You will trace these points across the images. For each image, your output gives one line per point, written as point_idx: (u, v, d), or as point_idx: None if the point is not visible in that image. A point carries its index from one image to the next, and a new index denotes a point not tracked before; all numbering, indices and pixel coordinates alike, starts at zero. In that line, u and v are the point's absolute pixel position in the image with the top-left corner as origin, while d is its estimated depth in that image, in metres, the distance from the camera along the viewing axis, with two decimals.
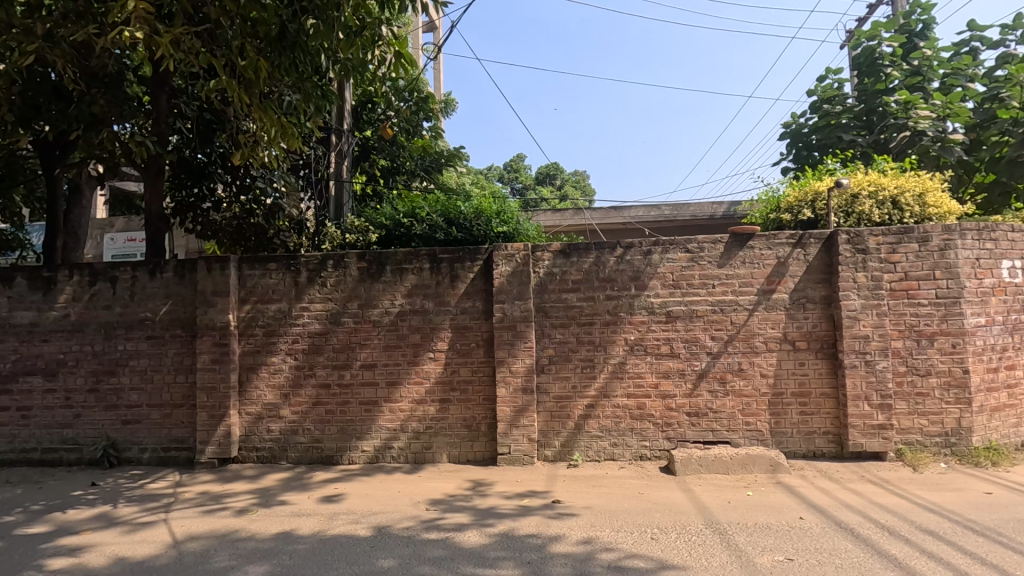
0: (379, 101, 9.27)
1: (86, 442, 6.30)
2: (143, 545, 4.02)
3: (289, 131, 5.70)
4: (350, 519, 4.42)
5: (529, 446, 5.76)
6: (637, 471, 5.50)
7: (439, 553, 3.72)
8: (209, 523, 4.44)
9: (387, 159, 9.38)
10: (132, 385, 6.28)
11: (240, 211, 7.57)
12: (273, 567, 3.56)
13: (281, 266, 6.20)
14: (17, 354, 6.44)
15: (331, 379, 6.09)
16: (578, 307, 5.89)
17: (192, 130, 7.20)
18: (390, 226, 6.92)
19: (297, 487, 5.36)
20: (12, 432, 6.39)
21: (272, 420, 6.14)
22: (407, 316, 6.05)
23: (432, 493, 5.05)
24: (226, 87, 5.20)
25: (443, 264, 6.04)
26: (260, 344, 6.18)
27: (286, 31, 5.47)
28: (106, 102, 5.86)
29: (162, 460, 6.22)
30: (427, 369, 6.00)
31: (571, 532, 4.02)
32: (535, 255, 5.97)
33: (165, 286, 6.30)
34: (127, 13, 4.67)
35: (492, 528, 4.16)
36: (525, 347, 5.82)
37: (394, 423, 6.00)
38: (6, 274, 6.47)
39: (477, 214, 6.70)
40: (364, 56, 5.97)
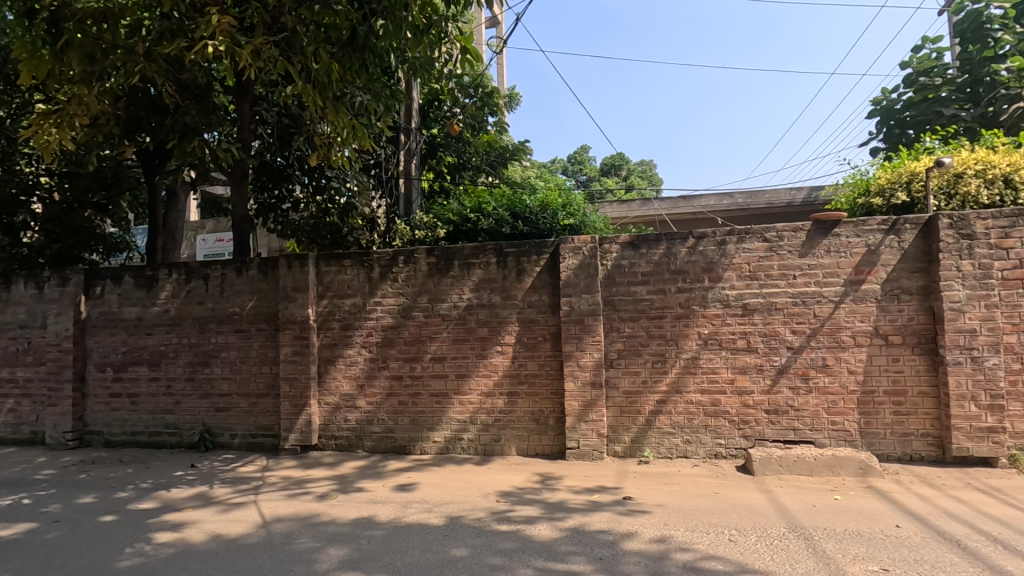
0: (445, 98, 9.42)
1: (185, 427, 6.85)
2: (236, 524, 4.32)
3: (360, 132, 5.95)
4: (423, 508, 4.55)
5: (598, 441, 5.68)
6: (711, 470, 5.29)
7: (511, 545, 3.74)
8: (294, 507, 4.70)
9: (454, 155, 9.51)
10: (223, 375, 6.76)
11: (316, 211, 7.95)
12: (353, 550, 3.71)
13: (356, 263, 6.45)
14: (126, 345, 7.09)
15: (404, 371, 6.28)
16: (648, 300, 5.73)
17: (271, 134, 7.62)
18: (457, 221, 7.02)
19: (373, 475, 5.59)
20: (124, 416, 7.06)
21: (349, 410, 6.41)
22: (475, 310, 6.13)
23: (502, 485, 5.09)
24: (302, 93, 5.49)
25: (509, 258, 6.06)
26: (337, 337, 6.47)
27: (355, 34, 5.67)
28: (196, 113, 6.30)
29: (251, 445, 6.65)
30: (495, 363, 6.05)
31: (645, 530, 3.92)
32: (603, 247, 5.86)
33: (251, 283, 6.71)
34: (212, 29, 5.01)
35: (562, 522, 4.13)
36: (593, 341, 5.74)
37: (463, 415, 6.11)
38: (117, 274, 7.15)
39: (542, 207, 6.74)
40: (430, 54, 6.11)
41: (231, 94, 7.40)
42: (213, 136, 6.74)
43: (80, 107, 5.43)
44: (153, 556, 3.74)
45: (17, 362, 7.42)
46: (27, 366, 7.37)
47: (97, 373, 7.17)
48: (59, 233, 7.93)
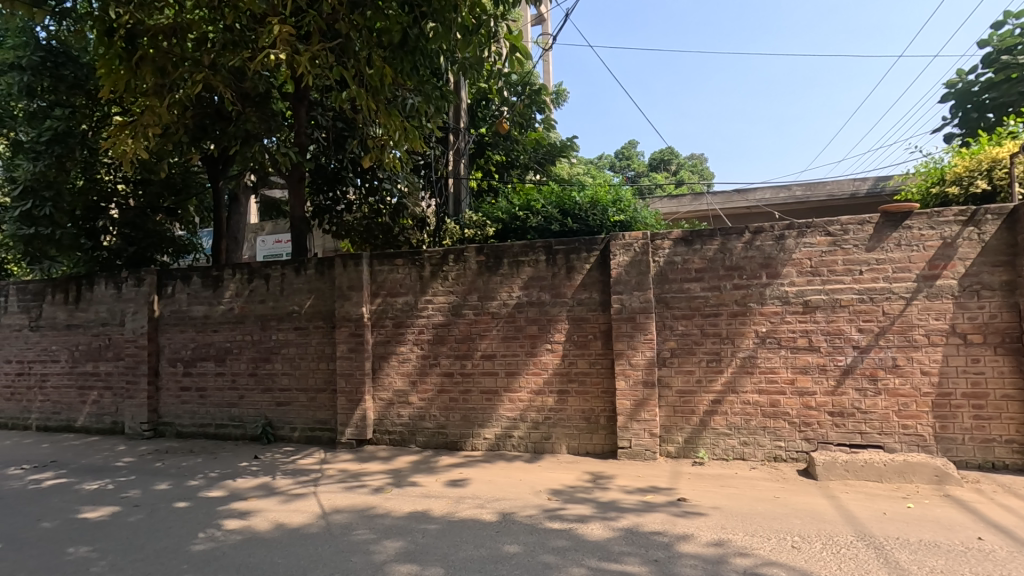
0: (493, 98, 9.45)
1: (249, 420, 7.19)
2: (298, 514, 4.49)
3: (412, 133, 6.10)
4: (475, 504, 4.59)
5: (650, 441, 5.58)
6: (770, 473, 5.09)
7: (564, 543, 3.73)
8: (351, 499, 4.85)
9: (502, 154, 9.54)
10: (283, 370, 7.04)
11: (369, 211, 8.22)
12: (408, 543, 3.79)
13: (407, 262, 6.58)
14: (194, 342, 7.50)
15: (455, 368, 6.36)
16: (702, 298, 5.58)
17: (326, 138, 7.86)
18: (506, 219, 7.05)
19: (426, 470, 5.69)
20: (193, 409, 7.47)
21: (402, 406, 6.55)
22: (524, 308, 6.14)
23: (553, 483, 5.09)
24: (357, 97, 5.64)
25: (559, 256, 6.03)
26: (390, 334, 6.62)
27: (407, 37, 5.78)
28: (257, 120, 6.61)
29: (309, 439, 6.90)
30: (545, 361, 6.04)
31: (702, 533, 3.82)
32: (654, 243, 5.75)
33: (309, 282, 6.96)
34: (273, 38, 5.22)
35: (615, 522, 4.08)
36: (645, 339, 5.64)
37: (513, 412, 6.13)
38: (186, 274, 7.57)
39: (592, 203, 6.73)
40: (480, 53, 6.13)
41: (289, 101, 7.66)
42: (271, 142, 6.98)
43: (152, 117, 5.78)
44: (224, 542, 3.95)
45: (99, 357, 8.00)
46: (108, 360, 7.93)
47: (169, 367, 7.62)
48: (134, 237, 8.50)
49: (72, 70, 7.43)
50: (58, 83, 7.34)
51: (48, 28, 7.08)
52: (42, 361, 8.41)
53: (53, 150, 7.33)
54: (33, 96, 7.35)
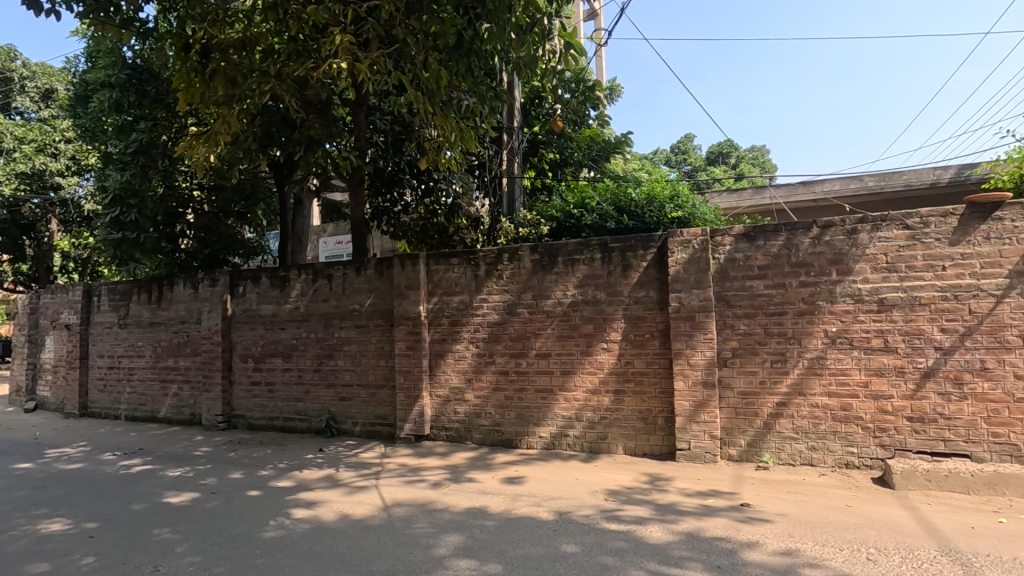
0: (546, 96, 9.44)
1: (314, 414, 7.51)
2: (361, 506, 4.65)
3: (467, 134, 6.22)
4: (532, 502, 4.61)
5: (711, 444, 5.42)
6: (842, 481, 4.83)
7: (622, 545, 3.67)
8: (411, 493, 4.98)
9: (556, 151, 9.50)
10: (345, 366, 7.31)
11: (425, 212, 8.43)
12: (467, 538, 3.85)
13: (462, 261, 6.67)
14: (264, 339, 7.90)
15: (510, 366, 6.40)
16: (765, 296, 5.36)
17: (385, 142, 8.07)
18: (561, 217, 7.03)
19: (482, 466, 5.76)
20: (263, 402, 7.88)
21: (458, 403, 6.66)
22: (580, 307, 6.10)
23: (609, 483, 5.03)
24: (414, 101, 5.80)
25: (614, 253, 5.96)
26: (446, 333, 6.74)
27: (462, 39, 5.85)
28: (320, 126, 6.88)
29: (370, 433, 7.13)
30: (601, 360, 5.98)
31: (768, 541, 3.67)
32: (714, 240, 5.57)
33: (369, 282, 7.19)
34: (336, 48, 5.45)
35: (675, 525, 3.99)
36: (705, 339, 5.48)
37: (569, 412, 6.11)
38: (256, 274, 7.99)
39: (649, 200, 6.63)
40: (535, 52, 6.14)
41: (349, 107, 7.92)
42: (332, 147, 7.25)
43: (224, 126, 6.13)
44: (293, 530, 4.14)
45: (179, 352, 8.57)
46: (187, 356, 8.49)
47: (241, 363, 8.05)
48: (209, 240, 9.07)
49: (154, 86, 7.97)
50: (142, 98, 7.90)
51: (132, 48, 7.66)
52: (129, 356, 9.10)
53: (137, 161, 7.89)
54: (121, 111, 7.94)
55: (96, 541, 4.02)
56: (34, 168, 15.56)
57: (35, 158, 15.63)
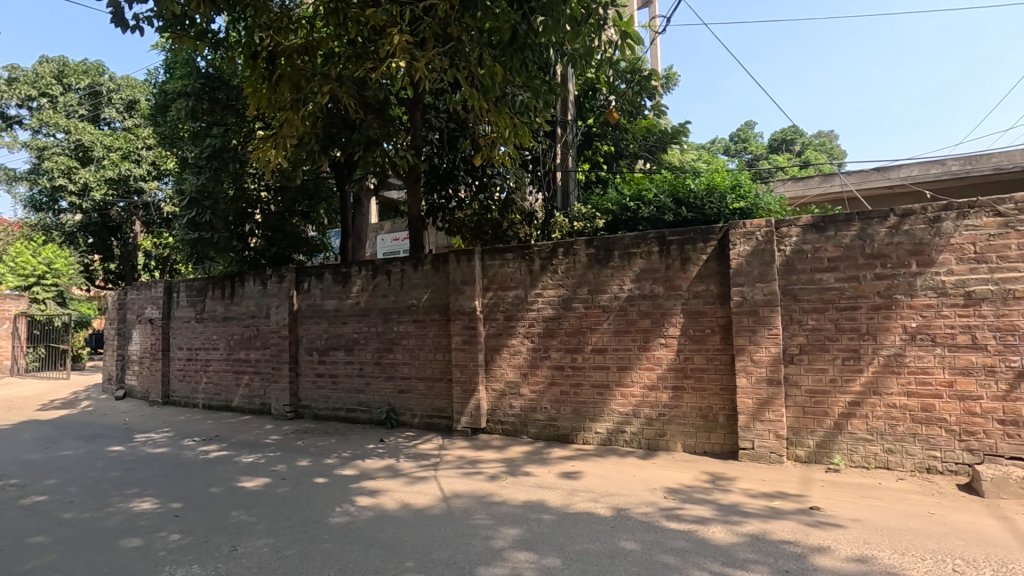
0: (601, 88, 9.31)
1: (374, 405, 7.76)
2: (421, 496, 4.78)
3: (521, 129, 6.29)
4: (589, 497, 4.59)
5: (776, 443, 5.20)
6: (923, 486, 4.53)
7: (683, 544, 3.60)
8: (469, 485, 5.06)
9: (610, 144, 9.39)
10: (404, 360, 7.50)
11: (478, 208, 8.53)
12: (525, 531, 3.87)
13: (517, 256, 6.69)
14: (327, 333, 8.22)
15: (565, 361, 6.38)
16: (836, 289, 5.08)
17: (440, 140, 8.22)
18: (617, 210, 6.92)
19: (538, 460, 5.78)
20: (327, 394, 8.21)
21: (514, 397, 6.70)
22: (636, 301, 5.99)
23: (669, 481, 4.93)
24: (469, 97, 5.92)
25: (672, 247, 5.81)
26: (501, 327, 6.79)
27: (515, 34, 5.80)
28: (378, 126, 7.08)
29: (428, 425, 7.29)
30: (659, 355, 5.86)
31: (841, 547, 3.49)
32: (780, 231, 5.33)
33: (426, 278, 7.34)
34: (394, 48, 5.60)
35: (739, 527, 3.87)
36: (769, 334, 5.26)
37: (626, 407, 6.02)
38: (319, 271, 8.32)
39: (709, 190, 6.45)
40: (590, 43, 6.06)
41: (406, 106, 8.02)
42: (389, 147, 7.46)
43: (289, 129, 6.43)
44: (357, 517, 4.30)
45: (250, 345, 9.05)
46: (257, 349, 8.96)
47: (307, 355, 8.42)
48: (276, 238, 9.57)
49: (225, 93, 8.42)
50: (214, 105, 8.38)
51: (205, 58, 8.11)
52: (206, 349, 9.70)
53: (211, 164, 8.38)
54: (196, 118, 8.49)
55: (181, 520, 4.33)
56: (120, 174, 16.91)
57: (121, 165, 16.93)
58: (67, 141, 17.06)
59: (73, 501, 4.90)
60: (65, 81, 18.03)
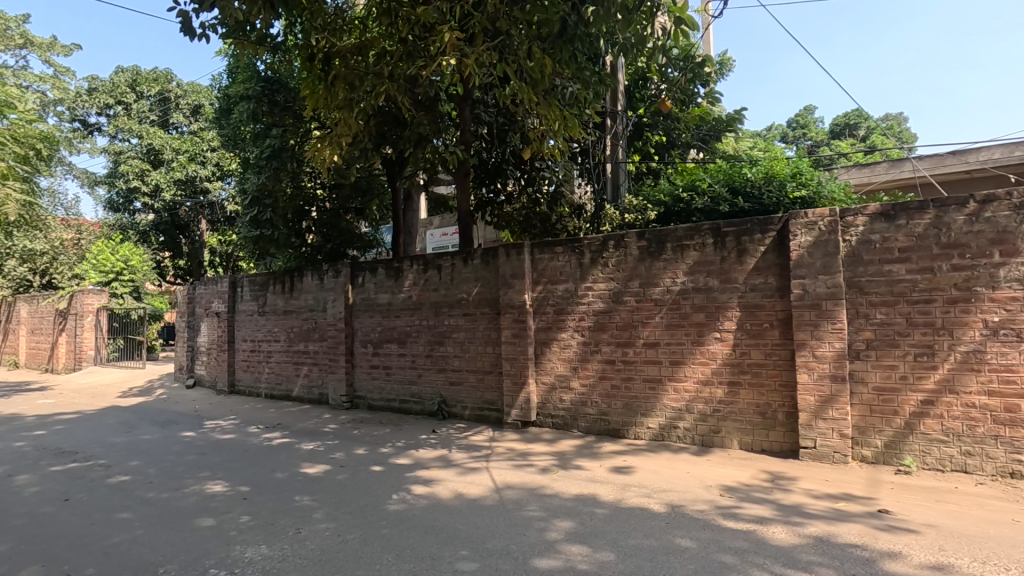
0: (652, 76, 9.12)
1: (426, 397, 7.93)
2: (474, 487, 4.85)
3: (571, 121, 6.27)
4: (641, 492, 4.54)
5: (840, 443, 4.98)
6: (1006, 492, 4.23)
7: (742, 544, 3.50)
8: (521, 477, 5.10)
9: (662, 134, 9.16)
10: (455, 353, 7.62)
11: (527, 201, 8.61)
12: (578, 524, 3.88)
13: (567, 249, 6.66)
14: (380, 326, 8.45)
15: (616, 355, 6.32)
16: (908, 281, 4.80)
17: (489, 134, 8.24)
18: (669, 202, 6.81)
19: (589, 454, 5.76)
20: (381, 385, 8.45)
21: (564, 391, 6.69)
22: (690, 294, 5.85)
23: (725, 479, 4.81)
24: (518, 91, 5.97)
25: (728, 238, 5.64)
26: (551, 321, 6.78)
27: (565, 26, 5.76)
28: (428, 123, 7.21)
29: (479, 417, 7.39)
30: (713, 350, 5.71)
31: (914, 553, 3.31)
32: (845, 220, 5.07)
33: (476, 272, 7.42)
34: (444, 45, 5.69)
35: (802, 528, 3.73)
36: (833, 329, 5.02)
37: (679, 403, 5.91)
38: (373, 266, 8.55)
39: (768, 179, 6.22)
40: (642, 32, 5.91)
41: (455, 102, 8.04)
42: (439, 143, 7.61)
43: (345, 129, 6.65)
44: (413, 505, 4.42)
45: (309, 337, 9.41)
46: (315, 341, 9.31)
47: (362, 347, 8.68)
48: (331, 234, 9.91)
49: (283, 95, 8.75)
50: (273, 107, 8.73)
51: (264, 62, 8.45)
52: (267, 340, 10.16)
53: (271, 164, 8.73)
54: (256, 119, 8.84)
55: (249, 503, 4.57)
56: (187, 175, 17.92)
57: (188, 166, 17.94)
58: (140, 145, 18.15)
59: (152, 482, 5.26)
60: (137, 89, 19.11)
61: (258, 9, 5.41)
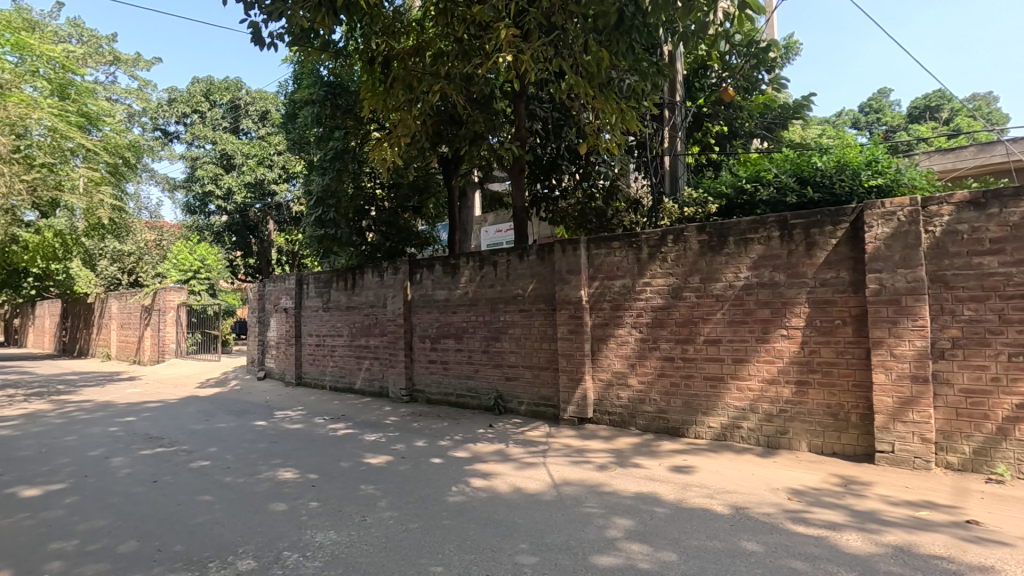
0: (712, 65, 8.87)
1: (483, 392, 8.04)
2: (532, 481, 4.88)
3: (628, 114, 6.20)
4: (703, 493, 4.42)
5: (921, 448, 4.66)
6: None
7: (814, 550, 3.35)
8: (579, 473, 5.08)
9: (724, 124, 8.84)
10: (511, 348, 7.67)
11: (582, 197, 8.54)
12: (638, 523, 3.83)
13: (624, 244, 6.56)
14: (438, 321, 8.63)
15: (675, 353, 6.18)
16: (1001, 275, 4.43)
17: (544, 129, 8.22)
18: (731, 194, 6.59)
19: (648, 453, 5.67)
20: (438, 379, 8.63)
21: (621, 388, 6.60)
22: (754, 290, 5.64)
23: (793, 482, 4.61)
24: (575, 85, 5.94)
25: (796, 231, 5.40)
26: (608, 317, 6.71)
27: (623, 17, 5.61)
28: (483, 121, 7.26)
29: (535, 413, 7.42)
30: (780, 348, 5.48)
31: (1009, 568, 3.06)
32: (928, 210, 4.74)
33: (531, 268, 7.43)
34: (500, 42, 5.70)
35: (880, 536, 3.53)
36: (914, 326, 4.70)
37: (742, 402, 5.71)
38: (430, 263, 8.74)
39: (840, 167, 5.87)
40: (705, 18, 5.67)
41: (510, 99, 8.05)
42: (495, 140, 7.63)
43: (404, 130, 6.83)
44: (473, 497, 4.50)
45: (370, 333, 9.74)
46: (376, 336, 9.63)
47: (420, 343, 8.89)
48: (390, 233, 10.17)
49: (344, 99, 9.05)
50: (335, 111, 9.05)
51: (328, 67, 8.78)
52: (332, 335, 10.59)
53: (334, 166, 9.10)
54: (319, 123, 9.19)
55: (318, 490, 4.79)
56: (257, 178, 18.93)
57: (257, 170, 18.96)
58: (214, 151, 19.32)
59: (230, 467, 5.61)
60: (211, 98, 20.30)
61: (321, 16, 5.64)
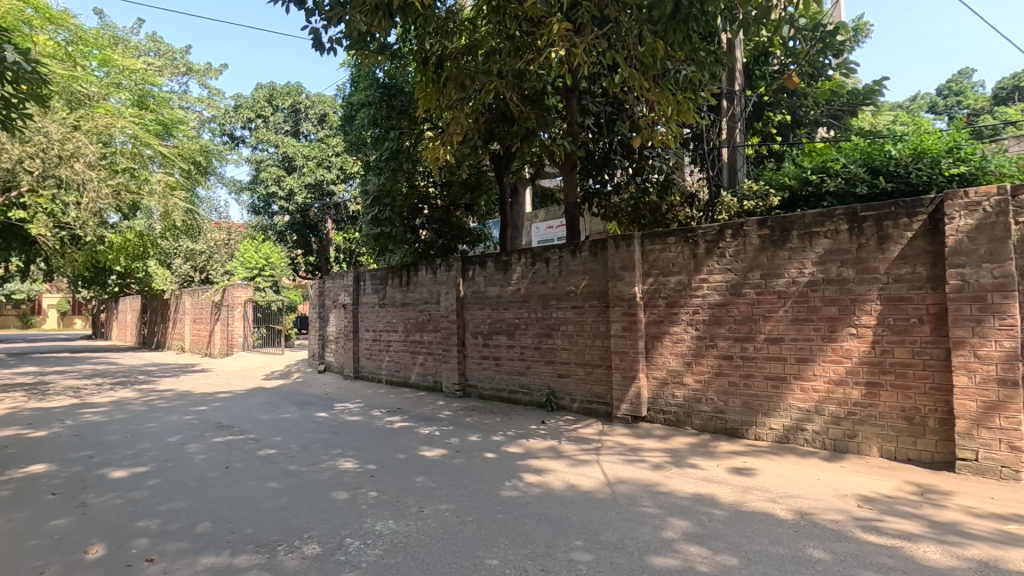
0: (774, 51, 8.52)
1: (535, 388, 8.05)
2: (585, 479, 4.86)
3: (684, 106, 6.04)
4: (765, 497, 4.27)
5: (1010, 457, 4.31)
6: None
7: (887, 561, 3.17)
8: (633, 472, 5.01)
9: (788, 112, 8.44)
10: (563, 345, 7.65)
11: (636, 191, 8.38)
12: (695, 525, 3.74)
13: (680, 240, 6.41)
14: (490, 317, 8.71)
15: (734, 351, 5.98)
16: None
17: (597, 124, 8.14)
18: (795, 185, 6.30)
19: (704, 453, 5.52)
20: (491, 375, 8.72)
21: (676, 386, 6.46)
22: (820, 286, 5.38)
23: (863, 489, 4.38)
24: (629, 78, 5.83)
25: (866, 224, 5.11)
26: (663, 314, 6.57)
27: (679, 7, 5.35)
28: (535, 117, 7.27)
29: (587, 410, 7.36)
30: (848, 347, 5.21)
31: None
32: (1018, 200, 4.37)
33: (584, 264, 7.38)
34: (553, 37, 5.67)
35: (961, 549, 3.30)
36: (1001, 325, 4.35)
37: (806, 403, 5.46)
38: (482, 260, 8.82)
39: (916, 155, 5.51)
40: (768, 3, 5.42)
41: (561, 95, 8.02)
42: (547, 136, 7.63)
43: (457, 128, 6.94)
44: (526, 492, 4.53)
45: (424, 328, 9.95)
46: (430, 331, 9.83)
47: (473, 339, 9.00)
48: (444, 230, 10.35)
49: (399, 100, 9.28)
50: (390, 112, 9.28)
51: (384, 70, 9.02)
52: (387, 330, 10.88)
53: (389, 166, 9.35)
54: (375, 124, 9.44)
55: (376, 480, 4.95)
56: (316, 179, 19.71)
57: (317, 171, 19.74)
58: (277, 154, 20.22)
59: (294, 456, 5.88)
60: (274, 103, 21.20)
61: (378, 20, 5.76)
